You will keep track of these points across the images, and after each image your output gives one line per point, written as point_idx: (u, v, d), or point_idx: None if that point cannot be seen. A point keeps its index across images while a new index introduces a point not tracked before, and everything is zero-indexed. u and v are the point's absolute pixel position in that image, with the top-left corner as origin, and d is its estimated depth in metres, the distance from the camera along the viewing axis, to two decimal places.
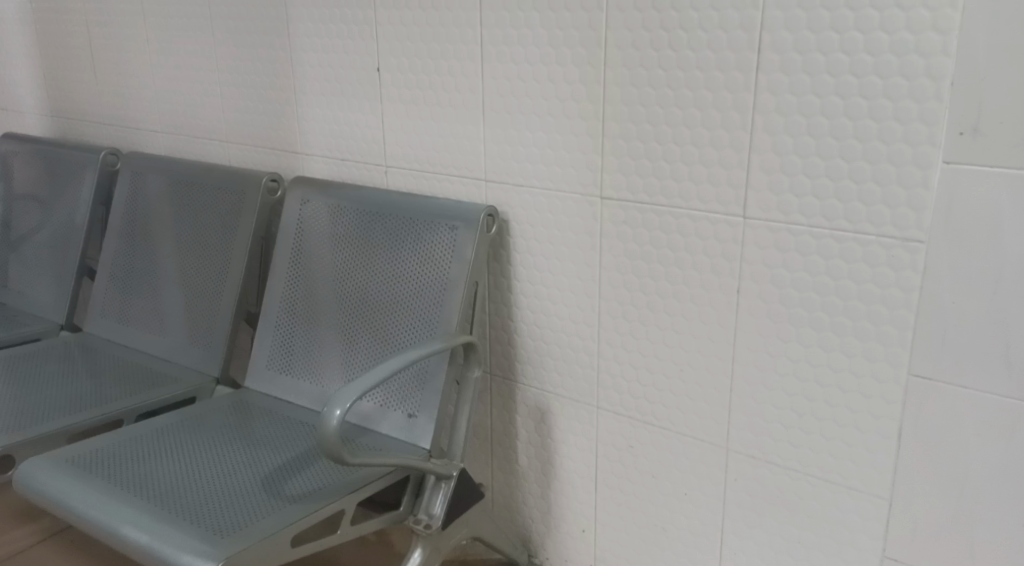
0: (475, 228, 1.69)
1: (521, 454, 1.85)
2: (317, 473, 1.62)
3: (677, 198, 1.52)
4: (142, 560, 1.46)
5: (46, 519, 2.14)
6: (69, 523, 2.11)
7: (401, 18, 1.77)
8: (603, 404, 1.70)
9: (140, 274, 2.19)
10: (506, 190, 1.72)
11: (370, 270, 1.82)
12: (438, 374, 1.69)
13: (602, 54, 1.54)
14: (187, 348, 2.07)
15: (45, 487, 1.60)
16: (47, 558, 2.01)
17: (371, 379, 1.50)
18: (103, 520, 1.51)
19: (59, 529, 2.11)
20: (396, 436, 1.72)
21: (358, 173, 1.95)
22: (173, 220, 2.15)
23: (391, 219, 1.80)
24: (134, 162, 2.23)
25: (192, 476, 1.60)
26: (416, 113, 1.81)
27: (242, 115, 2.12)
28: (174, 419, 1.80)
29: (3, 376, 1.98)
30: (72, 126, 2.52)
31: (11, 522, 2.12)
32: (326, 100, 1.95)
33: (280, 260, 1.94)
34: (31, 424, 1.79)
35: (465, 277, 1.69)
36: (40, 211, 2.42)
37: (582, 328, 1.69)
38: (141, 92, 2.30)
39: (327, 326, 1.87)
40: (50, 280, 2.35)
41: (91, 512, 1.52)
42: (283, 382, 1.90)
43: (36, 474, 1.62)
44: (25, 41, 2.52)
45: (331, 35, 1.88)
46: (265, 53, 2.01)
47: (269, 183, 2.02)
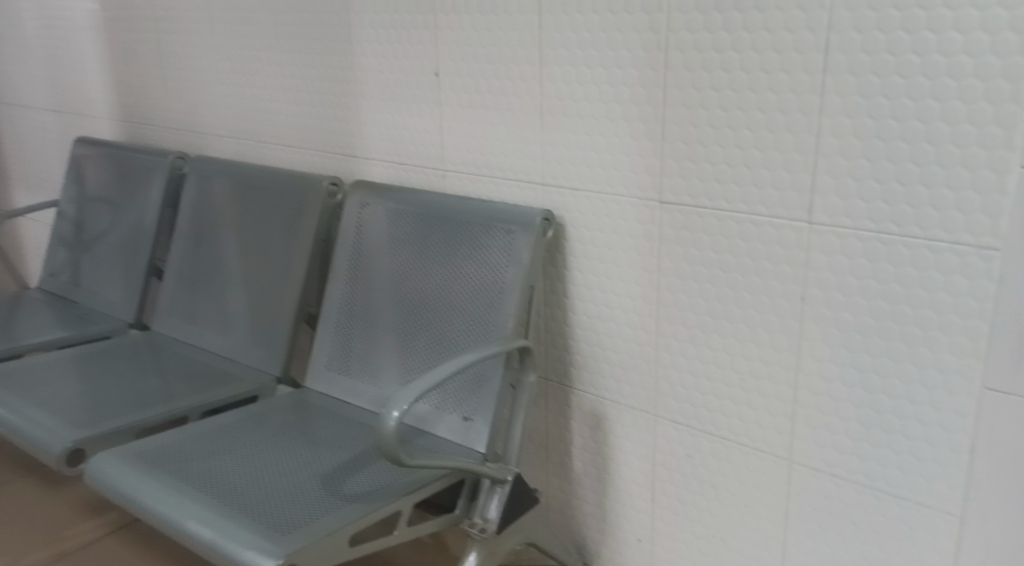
0: (532, 232, 1.69)
1: (577, 460, 1.84)
2: (375, 474, 1.63)
3: (739, 203, 1.50)
4: (205, 555, 1.49)
5: (115, 513, 2.19)
6: (136, 517, 2.17)
7: (460, 23, 1.78)
8: (661, 411, 1.68)
9: (206, 275, 2.23)
10: (563, 194, 1.72)
11: (427, 274, 1.83)
12: (494, 377, 1.69)
13: (663, 57, 1.52)
14: (250, 348, 2.11)
15: (114, 481, 1.64)
16: (114, 550, 2.06)
17: (428, 381, 1.50)
18: (169, 515, 1.54)
19: (126, 521, 2.16)
20: (452, 439, 1.72)
21: (416, 177, 1.96)
22: (237, 223, 2.19)
23: (448, 222, 1.81)
24: (201, 166, 2.28)
25: (254, 474, 1.63)
26: (473, 118, 1.81)
27: (304, 120, 2.15)
28: (237, 418, 1.83)
29: (76, 372, 2.04)
30: (142, 132, 2.58)
31: (82, 514, 2.18)
32: (386, 105, 1.97)
33: (340, 263, 1.96)
34: (101, 419, 1.84)
35: (521, 281, 1.69)
36: (111, 213, 2.49)
37: (639, 333, 1.68)
38: (207, 97, 2.36)
39: (384, 328, 1.88)
40: (119, 280, 2.42)
41: (157, 507, 1.56)
42: (341, 383, 1.92)
43: (106, 468, 1.66)
44: (98, 48, 2.60)
45: (391, 39, 1.90)
46: (326, 59, 2.04)
47: (330, 187, 2.05)
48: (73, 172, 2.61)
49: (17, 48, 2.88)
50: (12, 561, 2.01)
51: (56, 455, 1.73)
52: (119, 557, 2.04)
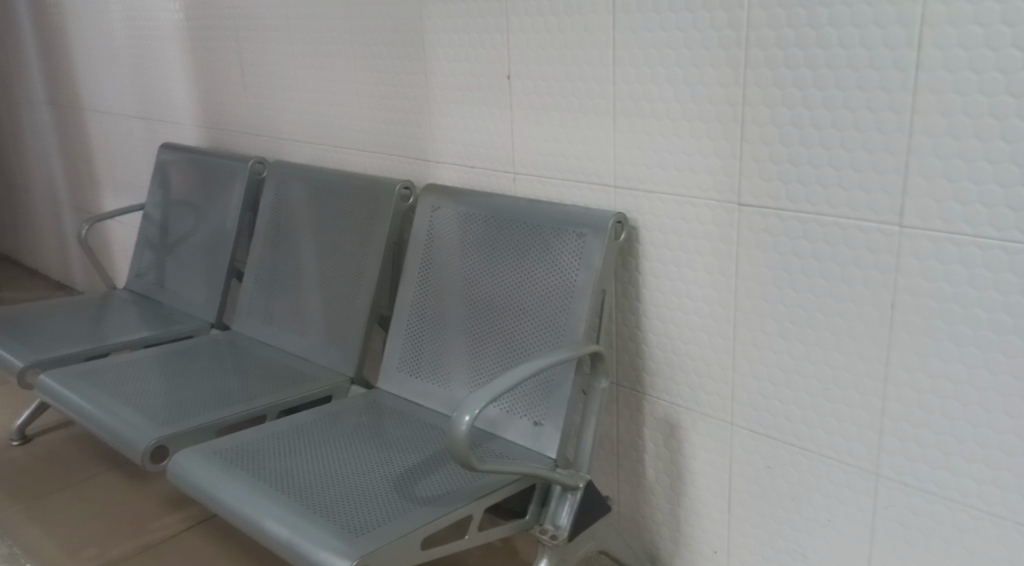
0: (604, 235, 1.66)
1: (650, 468, 1.80)
2: (446, 477, 1.62)
3: (824, 205, 1.44)
4: (281, 554, 1.49)
5: (195, 508, 2.23)
6: (215, 512, 2.20)
7: (533, 25, 1.76)
8: (738, 420, 1.63)
9: (282, 277, 2.26)
10: (636, 196, 1.68)
11: (497, 278, 1.81)
12: (565, 382, 1.66)
13: (743, 55, 1.48)
14: (325, 349, 2.12)
15: (195, 478, 1.66)
16: (194, 544, 2.09)
17: (500, 386, 1.49)
18: (246, 514, 1.55)
19: (205, 517, 2.20)
20: (523, 444, 1.70)
21: (487, 180, 1.95)
22: (312, 226, 2.21)
23: (519, 226, 1.80)
24: (279, 170, 2.32)
25: (329, 474, 1.63)
26: (546, 120, 1.79)
27: (377, 124, 2.16)
28: (312, 418, 1.84)
29: (159, 371, 2.08)
30: (222, 137, 2.63)
31: (164, 509, 2.22)
32: (459, 109, 1.96)
33: (411, 266, 1.96)
34: (182, 417, 1.87)
35: (593, 285, 1.66)
36: (193, 216, 2.54)
37: (716, 340, 1.63)
38: (284, 103, 2.39)
39: (455, 331, 1.87)
40: (201, 281, 2.47)
41: (235, 505, 1.57)
42: (412, 385, 1.91)
43: (188, 465, 1.69)
44: (180, 57, 2.66)
45: (464, 43, 1.89)
46: (399, 64, 2.05)
47: (402, 191, 2.05)
48: (159, 177, 2.67)
49: (106, 57, 2.97)
50: (97, 553, 2.06)
51: (140, 452, 1.77)
52: (199, 551, 2.07)
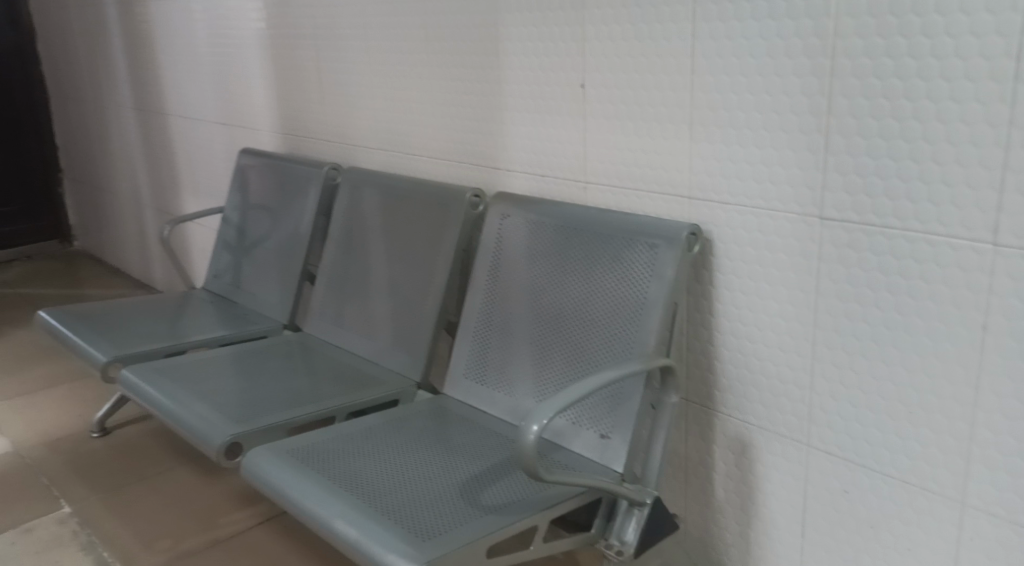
0: (677, 246, 1.62)
1: (719, 487, 1.75)
2: (511, 485, 1.60)
3: (912, 220, 1.39)
4: (348, 555, 1.49)
5: (263, 505, 2.25)
6: (283, 510, 2.22)
7: (610, 33, 1.74)
8: (814, 442, 1.58)
9: (352, 282, 2.27)
10: (712, 208, 1.65)
11: (566, 287, 1.79)
12: (634, 396, 1.63)
13: (829, 64, 1.43)
14: (392, 353, 2.13)
15: (265, 475, 1.67)
16: (262, 540, 2.11)
17: (569, 397, 1.47)
18: (314, 514, 1.55)
19: (273, 514, 2.21)
20: (589, 456, 1.67)
21: (558, 190, 1.93)
22: (383, 232, 2.22)
23: (590, 235, 1.77)
24: (352, 176, 2.33)
25: (395, 477, 1.63)
26: (621, 130, 1.77)
27: (448, 133, 2.16)
28: (378, 421, 1.84)
29: (233, 369, 2.11)
30: (298, 143, 2.67)
31: (233, 505, 2.25)
32: (532, 117, 1.94)
33: (480, 272, 1.95)
34: (254, 415, 1.89)
35: (665, 297, 1.63)
36: (269, 220, 2.58)
37: (792, 357, 1.58)
38: (358, 109, 2.40)
39: (521, 339, 1.85)
40: (274, 283, 2.50)
41: (304, 505, 1.57)
42: (477, 392, 1.90)
43: (259, 462, 1.70)
44: (260, 63, 2.71)
45: (538, 52, 1.88)
46: (473, 72, 2.04)
47: (472, 199, 2.04)
48: (237, 181, 2.72)
49: (189, 64, 3.04)
50: (169, 546, 2.09)
51: (214, 449, 1.79)
52: (266, 548, 2.08)
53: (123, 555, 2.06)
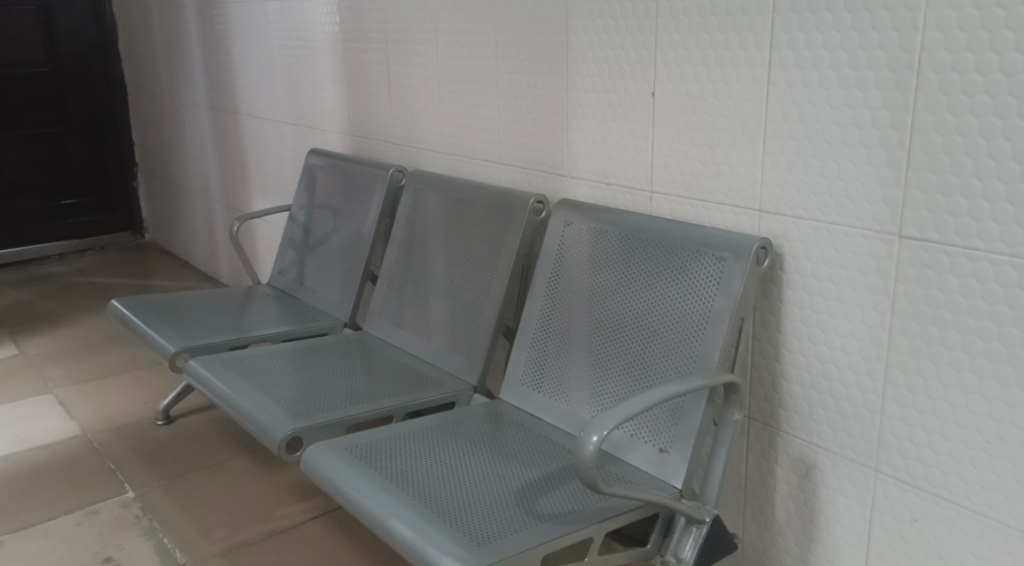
0: (746, 259, 1.59)
1: (779, 508, 1.70)
2: (568, 495, 1.58)
3: (997, 243, 1.34)
4: (403, 555, 1.49)
5: (318, 499, 2.27)
6: (339, 505, 2.23)
7: (683, 42, 1.71)
8: (883, 468, 1.53)
9: (414, 283, 2.28)
10: (784, 222, 1.61)
11: (628, 296, 1.77)
12: (695, 410, 1.60)
13: (913, 78, 1.39)
14: (450, 356, 2.12)
15: (323, 470, 1.68)
16: (317, 534, 2.12)
17: (629, 409, 1.45)
18: (371, 512, 1.55)
19: (329, 508, 2.23)
20: (646, 470, 1.64)
21: (623, 198, 1.91)
22: (446, 235, 2.22)
23: (654, 245, 1.75)
24: (417, 179, 2.34)
25: (451, 481, 1.62)
26: (690, 139, 1.74)
27: (513, 138, 2.15)
28: (435, 423, 1.84)
29: (294, 364, 2.13)
30: (364, 144, 2.69)
31: (289, 498, 2.26)
32: (599, 125, 1.92)
33: (541, 279, 1.94)
34: (314, 410, 1.90)
35: (731, 311, 1.59)
36: (334, 219, 2.60)
37: (863, 379, 1.54)
38: (425, 112, 2.41)
39: (581, 347, 1.83)
40: (337, 281, 2.52)
41: (361, 502, 1.58)
42: (534, 398, 1.88)
43: (317, 457, 1.71)
44: (331, 64, 2.73)
45: (609, 60, 1.86)
46: (540, 79, 2.03)
47: (536, 205, 2.03)
48: (305, 180, 2.75)
49: (262, 63, 3.09)
50: (228, 534, 2.12)
51: (275, 442, 1.80)
52: (321, 542, 2.09)
53: (183, 542, 2.09)
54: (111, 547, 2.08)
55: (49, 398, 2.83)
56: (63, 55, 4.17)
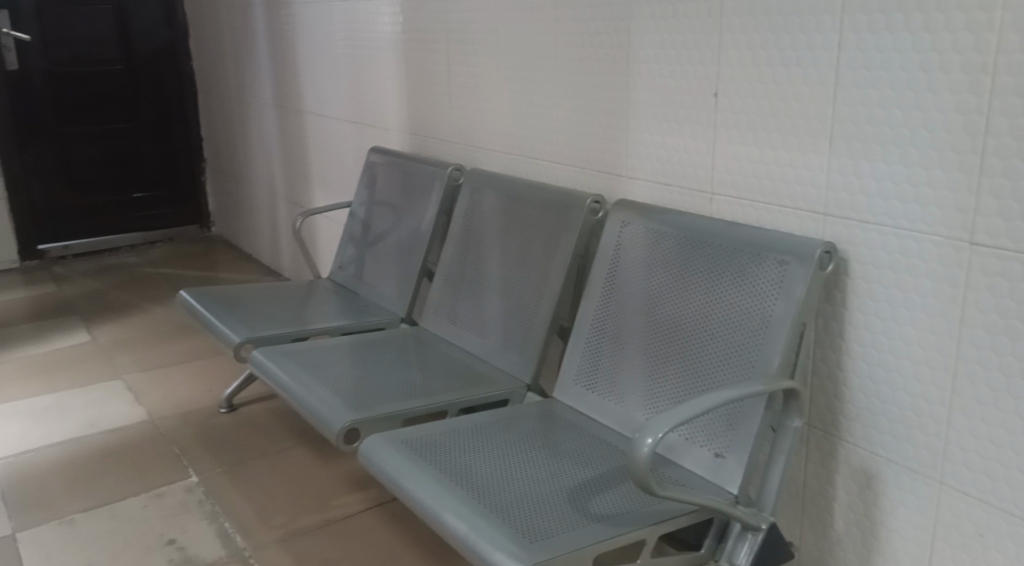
0: (809, 264, 1.56)
1: (839, 518, 1.67)
2: (621, 496, 1.57)
3: None
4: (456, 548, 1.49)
5: (374, 490, 2.29)
6: (394, 498, 2.24)
7: (748, 42, 1.69)
8: (948, 480, 1.49)
9: (470, 281, 2.29)
10: (849, 226, 1.58)
11: (686, 299, 1.75)
12: (754, 416, 1.58)
13: (988, 81, 1.36)
14: (505, 353, 2.12)
15: (379, 461, 1.69)
16: (372, 525, 2.14)
17: (687, 412, 1.44)
18: (427, 504, 1.56)
19: (383, 500, 2.24)
20: (701, 474, 1.63)
21: (682, 200, 1.89)
22: (502, 233, 2.23)
23: (714, 248, 1.73)
24: (476, 177, 2.35)
25: (504, 477, 1.62)
26: (754, 141, 1.71)
27: (572, 138, 2.14)
28: (490, 419, 1.84)
29: (352, 358, 2.15)
30: (423, 143, 2.70)
31: (346, 488, 2.29)
32: (659, 126, 1.91)
33: (597, 279, 1.93)
34: (370, 403, 1.91)
35: (792, 316, 1.57)
36: (392, 215, 2.62)
37: (929, 389, 1.50)
38: (484, 110, 2.42)
39: (636, 349, 1.82)
40: (396, 277, 2.54)
41: (416, 495, 1.59)
42: (588, 398, 1.88)
43: (375, 448, 1.72)
44: (393, 63, 2.76)
45: (671, 60, 1.84)
46: (600, 79, 2.02)
47: (593, 205, 2.02)
48: (366, 177, 2.78)
49: (325, 61, 3.13)
50: (286, 522, 2.15)
51: (334, 433, 1.82)
52: (376, 533, 2.11)
53: (243, 527, 2.13)
54: (175, 529, 2.12)
55: (119, 384, 2.90)
56: (136, 53, 4.26)
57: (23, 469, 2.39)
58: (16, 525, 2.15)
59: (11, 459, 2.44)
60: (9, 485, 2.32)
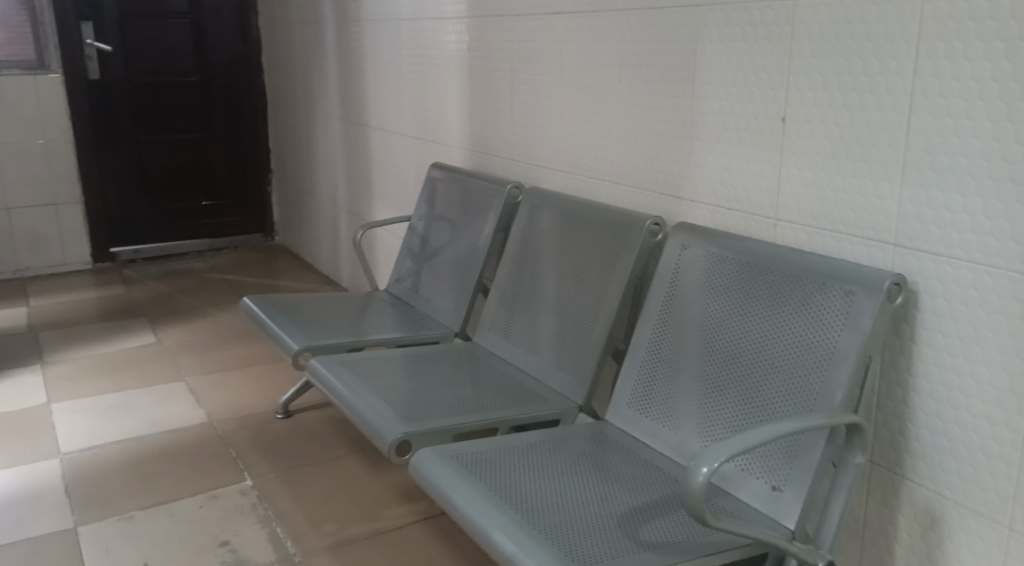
0: (877, 296, 1.52)
1: (900, 559, 1.61)
2: (674, 525, 1.54)
3: None
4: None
5: (423, 504, 2.28)
6: (443, 512, 2.23)
7: (819, 67, 1.66)
8: (1019, 526, 1.43)
9: (525, 298, 2.27)
10: (920, 258, 1.53)
11: (747, 327, 1.71)
12: (814, 449, 1.53)
13: None
14: (558, 372, 2.10)
15: (430, 475, 1.68)
16: (421, 538, 2.13)
17: (744, 442, 1.40)
18: (476, 521, 1.54)
19: (432, 513, 2.23)
20: (757, 507, 1.59)
21: (745, 225, 1.85)
22: (559, 251, 2.21)
23: (777, 275, 1.69)
24: (535, 195, 2.34)
25: (555, 498, 1.60)
26: (822, 167, 1.68)
27: (633, 159, 2.12)
28: (542, 439, 1.82)
29: (406, 370, 2.15)
30: (483, 159, 2.71)
31: (396, 499, 2.28)
32: (723, 149, 1.88)
33: (654, 301, 1.90)
34: (421, 417, 1.90)
35: (857, 349, 1.52)
36: (450, 230, 2.63)
37: (1000, 430, 1.45)
38: (545, 129, 2.41)
39: (693, 375, 1.78)
40: (452, 291, 2.54)
41: (466, 512, 1.57)
42: (640, 423, 1.84)
43: (426, 461, 1.71)
44: (457, 80, 2.77)
45: (738, 83, 1.82)
46: (665, 100, 2.00)
47: (652, 227, 1.99)
48: (426, 192, 2.79)
49: (391, 76, 3.16)
50: (335, 529, 2.15)
51: (385, 444, 1.82)
52: (424, 547, 2.10)
53: (295, 532, 2.14)
54: (228, 532, 2.14)
55: (181, 386, 2.94)
56: (211, 65, 4.35)
57: (86, 464, 2.44)
58: (77, 519, 2.19)
59: (76, 455, 2.49)
60: (72, 479, 2.36)
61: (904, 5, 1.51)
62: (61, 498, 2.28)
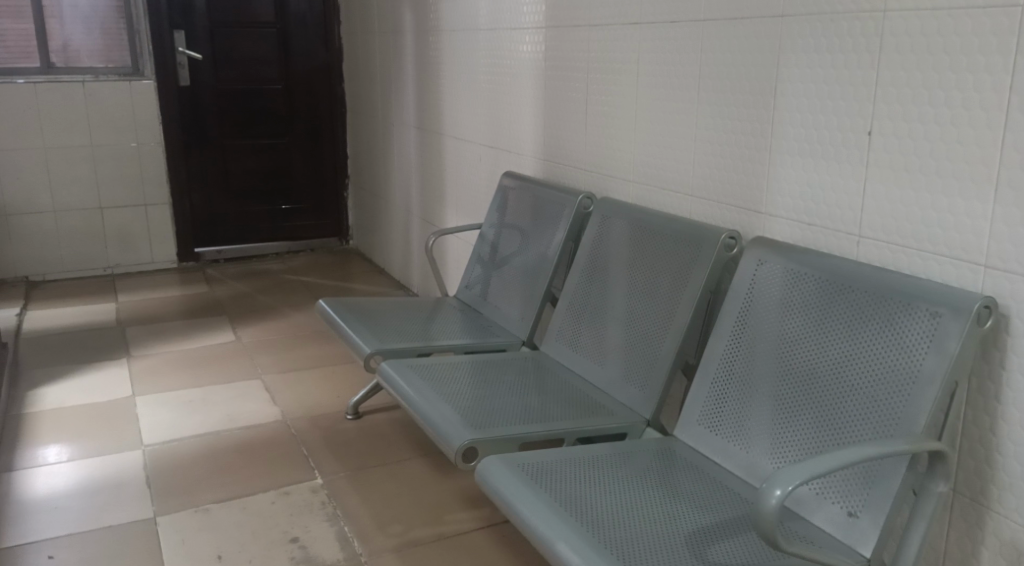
0: (965, 318, 1.46)
1: None
2: (744, 547, 1.50)
3: None
4: None
5: (487, 510, 2.27)
6: (507, 519, 2.22)
7: (908, 79, 1.60)
8: None
9: (594, 309, 2.26)
10: (1013, 281, 1.48)
11: (825, 346, 1.66)
12: (893, 476, 1.48)
13: None
14: (625, 385, 2.07)
15: (495, 483, 1.67)
16: (485, 545, 2.12)
17: (819, 466, 1.36)
18: (543, 532, 1.53)
19: (496, 521, 2.22)
20: (831, 533, 1.54)
21: (825, 241, 1.81)
22: (630, 263, 2.19)
23: (858, 294, 1.64)
24: (607, 206, 2.32)
25: (620, 513, 1.58)
26: (909, 184, 1.62)
27: (708, 172, 2.08)
28: (609, 451, 1.80)
29: (473, 377, 2.15)
30: (556, 169, 2.69)
31: (460, 505, 2.28)
32: (804, 163, 1.83)
33: (727, 317, 1.86)
34: (488, 424, 1.90)
35: (944, 373, 1.47)
36: (521, 239, 2.62)
37: None
38: (620, 139, 2.39)
39: (767, 394, 1.74)
40: (520, 299, 2.53)
41: (532, 521, 1.56)
42: (710, 440, 1.81)
43: (491, 469, 1.71)
44: (533, 90, 2.77)
45: (821, 95, 1.77)
46: (744, 114, 1.96)
47: (727, 240, 1.96)
48: (497, 200, 2.79)
49: (467, 85, 3.17)
50: (400, 532, 2.16)
51: (453, 450, 1.82)
52: (488, 554, 2.09)
53: (361, 532, 2.16)
54: (298, 528, 2.17)
55: (254, 384, 2.99)
56: (295, 73, 4.43)
57: (164, 456, 2.50)
58: (156, 509, 2.24)
59: (155, 447, 2.55)
60: (153, 470, 2.42)
61: (1001, 17, 1.46)
62: (141, 488, 2.34)
